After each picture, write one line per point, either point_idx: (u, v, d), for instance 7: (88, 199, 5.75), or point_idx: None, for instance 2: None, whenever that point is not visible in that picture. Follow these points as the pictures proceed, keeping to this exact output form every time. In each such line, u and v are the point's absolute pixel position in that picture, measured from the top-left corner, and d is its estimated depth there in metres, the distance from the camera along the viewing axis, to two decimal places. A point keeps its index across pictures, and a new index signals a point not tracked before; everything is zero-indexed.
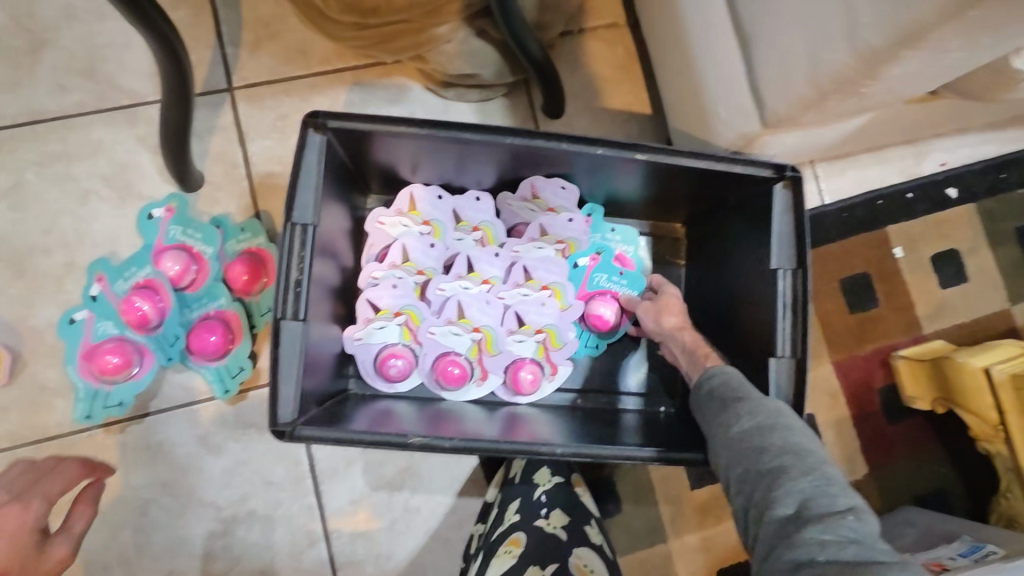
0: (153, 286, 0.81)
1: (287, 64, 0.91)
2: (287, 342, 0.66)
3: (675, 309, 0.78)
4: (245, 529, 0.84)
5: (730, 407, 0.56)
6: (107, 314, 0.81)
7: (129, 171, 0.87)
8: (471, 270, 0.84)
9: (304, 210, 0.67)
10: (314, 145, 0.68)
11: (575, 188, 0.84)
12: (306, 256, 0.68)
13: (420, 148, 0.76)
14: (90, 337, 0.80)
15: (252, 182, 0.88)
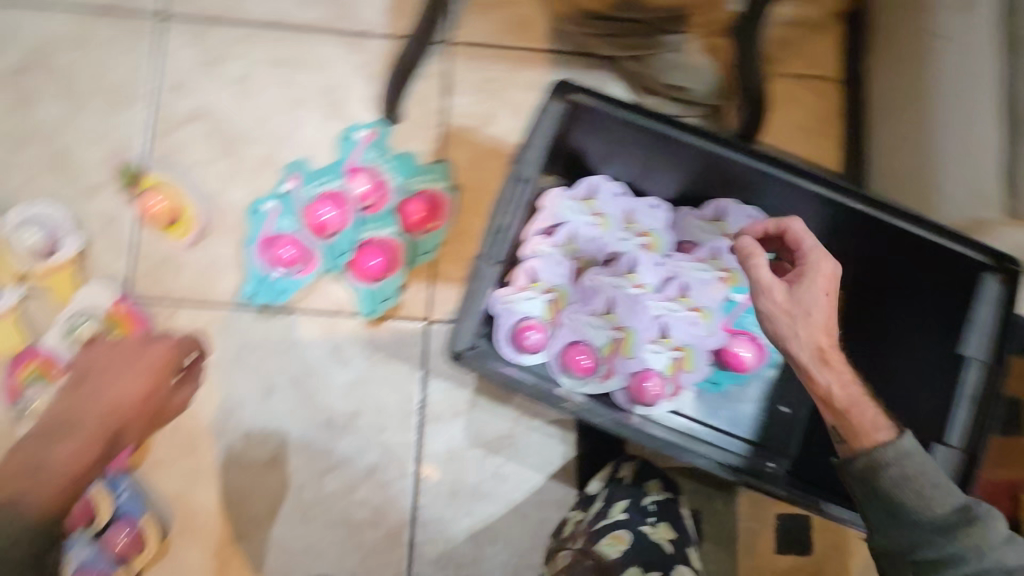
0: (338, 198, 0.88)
1: (506, 34, 0.95)
2: (479, 280, 0.77)
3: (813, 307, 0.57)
4: (348, 441, 0.89)
5: (896, 490, 0.54)
6: (290, 211, 0.89)
7: (342, 91, 0.93)
8: (629, 272, 0.85)
9: (527, 167, 0.76)
10: (549, 112, 0.74)
11: (762, 219, 0.83)
12: (515, 208, 0.77)
13: (629, 140, 0.79)
14: (272, 227, 0.88)
15: (445, 131, 0.93)
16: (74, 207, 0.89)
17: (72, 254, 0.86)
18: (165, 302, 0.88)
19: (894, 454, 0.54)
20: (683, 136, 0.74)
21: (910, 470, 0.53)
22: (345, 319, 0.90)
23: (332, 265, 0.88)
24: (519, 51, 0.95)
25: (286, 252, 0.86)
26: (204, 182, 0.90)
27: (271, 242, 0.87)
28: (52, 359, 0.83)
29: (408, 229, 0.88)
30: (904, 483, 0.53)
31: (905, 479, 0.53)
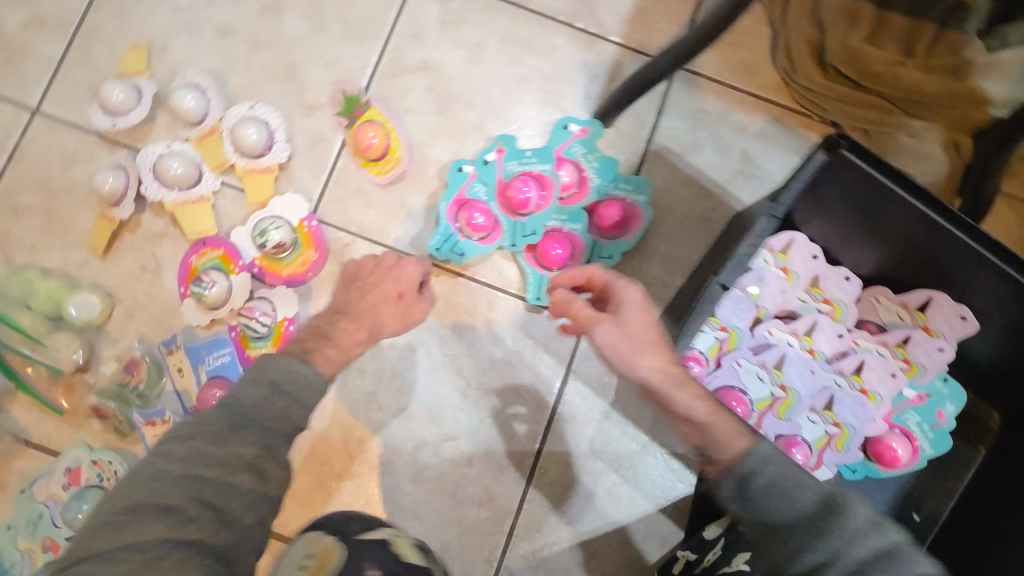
0: (540, 181, 0.88)
1: (733, 73, 0.96)
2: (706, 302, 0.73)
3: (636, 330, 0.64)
4: (476, 416, 0.89)
5: (774, 512, 0.55)
6: (488, 180, 0.89)
7: (563, 82, 0.94)
8: (807, 334, 0.86)
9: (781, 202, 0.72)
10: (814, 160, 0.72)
11: (972, 325, 0.80)
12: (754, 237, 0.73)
13: (869, 204, 0.77)
14: (467, 191, 0.89)
15: (650, 148, 0.94)
16: (288, 118, 0.91)
17: (279, 161, 0.89)
18: (346, 231, 0.89)
19: (754, 461, 0.57)
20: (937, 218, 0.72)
21: (778, 476, 0.56)
22: (508, 297, 0.91)
23: (513, 243, 0.88)
24: (742, 93, 0.95)
25: (478, 216, 0.87)
26: (413, 130, 0.92)
27: (464, 204, 0.88)
28: (235, 254, 0.85)
29: (597, 230, 0.89)
30: (771, 489, 0.56)
31: (772, 487, 0.56)
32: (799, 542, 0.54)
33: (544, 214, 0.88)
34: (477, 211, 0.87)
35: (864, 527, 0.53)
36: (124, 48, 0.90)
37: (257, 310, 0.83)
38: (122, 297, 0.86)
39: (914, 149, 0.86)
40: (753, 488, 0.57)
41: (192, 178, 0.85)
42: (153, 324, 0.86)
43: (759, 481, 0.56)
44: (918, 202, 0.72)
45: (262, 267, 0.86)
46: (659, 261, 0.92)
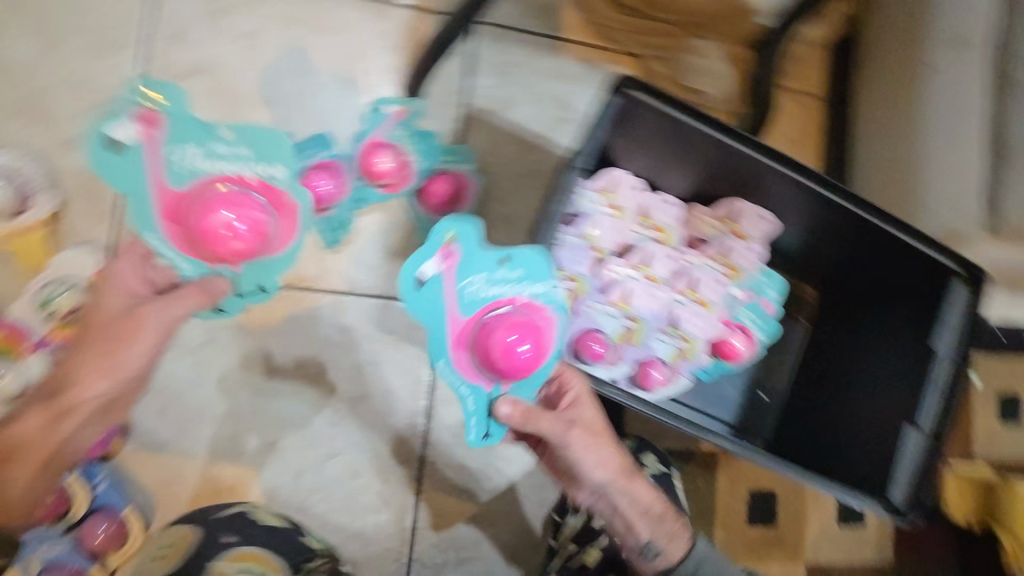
0: (333, 167, 0.83)
1: (532, 18, 0.94)
2: None
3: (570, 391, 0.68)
4: (352, 424, 0.86)
5: None
6: (187, 141, 0.69)
7: (362, 59, 0.88)
8: (643, 263, 0.89)
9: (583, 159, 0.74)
10: (609, 106, 0.72)
11: (774, 221, 0.88)
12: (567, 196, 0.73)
13: (659, 138, 0.81)
14: (169, 180, 0.67)
15: (467, 112, 0.91)
16: (53, 162, 0.79)
17: (44, 215, 0.76)
18: None
19: (696, 559, 0.67)
20: (722, 140, 0.77)
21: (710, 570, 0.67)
22: (357, 297, 0.87)
23: (333, 238, 0.84)
24: (545, 36, 0.94)
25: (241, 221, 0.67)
26: None
27: (483, 319, 0.64)
28: (22, 334, 0.74)
29: (426, 209, 0.87)
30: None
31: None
32: None
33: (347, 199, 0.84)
34: (499, 333, 0.62)
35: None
36: None
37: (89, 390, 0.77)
38: None
39: (701, 68, 0.90)
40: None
41: None
42: None
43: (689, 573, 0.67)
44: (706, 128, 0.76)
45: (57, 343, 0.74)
46: (499, 223, 0.90)
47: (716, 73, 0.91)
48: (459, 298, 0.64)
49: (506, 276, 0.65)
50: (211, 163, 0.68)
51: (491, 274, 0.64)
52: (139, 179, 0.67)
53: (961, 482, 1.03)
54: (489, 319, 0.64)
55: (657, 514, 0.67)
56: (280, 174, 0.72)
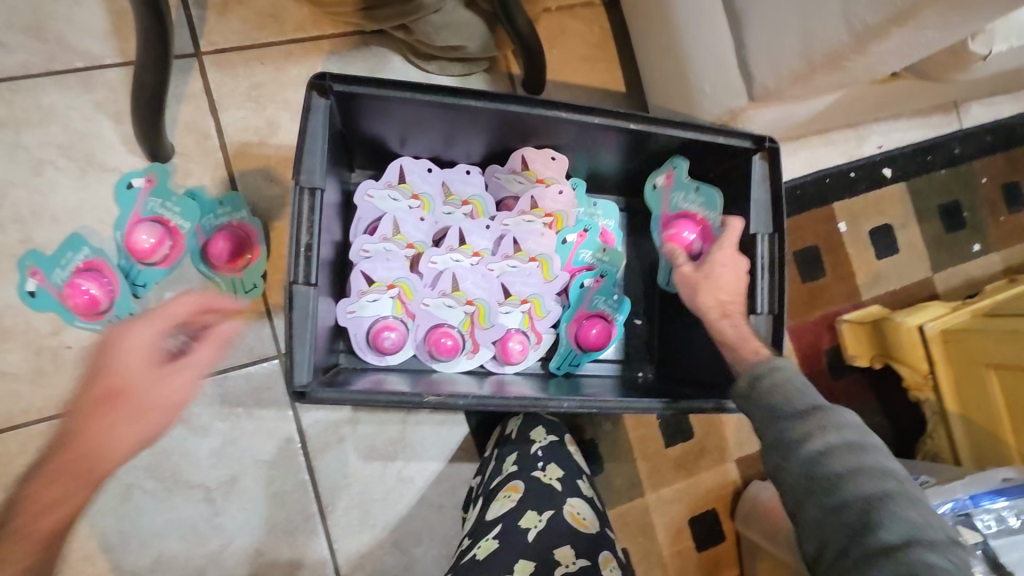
0: (97, 267, 0.77)
1: (258, 30, 0.86)
2: (298, 308, 0.62)
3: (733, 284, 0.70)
4: (234, 506, 0.82)
5: (775, 412, 0.55)
6: (680, 187, 0.83)
7: (89, 140, 0.80)
8: (463, 242, 0.86)
9: (312, 173, 0.63)
10: (319, 110, 0.64)
11: (565, 158, 0.85)
12: (315, 223, 0.64)
13: (412, 118, 0.76)
14: (666, 208, 0.85)
15: (228, 153, 0.84)
16: None
17: None
18: None
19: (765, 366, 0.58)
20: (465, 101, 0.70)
21: (785, 381, 0.57)
22: None
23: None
24: (281, 45, 0.87)
25: (686, 238, 0.81)
26: None
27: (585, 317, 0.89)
28: None
29: (215, 269, 0.80)
30: (780, 394, 0.56)
31: (777, 390, 0.56)
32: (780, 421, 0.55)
33: (124, 294, 0.78)
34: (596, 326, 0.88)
35: (810, 476, 0.51)
36: None
37: None
38: None
39: (448, 22, 0.84)
40: (760, 396, 0.57)
41: None
42: None
43: (766, 384, 0.57)
44: (442, 96, 0.69)
45: None
46: None
47: (463, 23, 0.85)
48: (668, 202, 0.85)
49: (606, 304, 0.90)
50: (694, 203, 0.83)
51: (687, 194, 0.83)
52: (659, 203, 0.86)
53: (855, 328, 1.06)
54: (681, 219, 0.83)
55: (735, 339, 0.64)
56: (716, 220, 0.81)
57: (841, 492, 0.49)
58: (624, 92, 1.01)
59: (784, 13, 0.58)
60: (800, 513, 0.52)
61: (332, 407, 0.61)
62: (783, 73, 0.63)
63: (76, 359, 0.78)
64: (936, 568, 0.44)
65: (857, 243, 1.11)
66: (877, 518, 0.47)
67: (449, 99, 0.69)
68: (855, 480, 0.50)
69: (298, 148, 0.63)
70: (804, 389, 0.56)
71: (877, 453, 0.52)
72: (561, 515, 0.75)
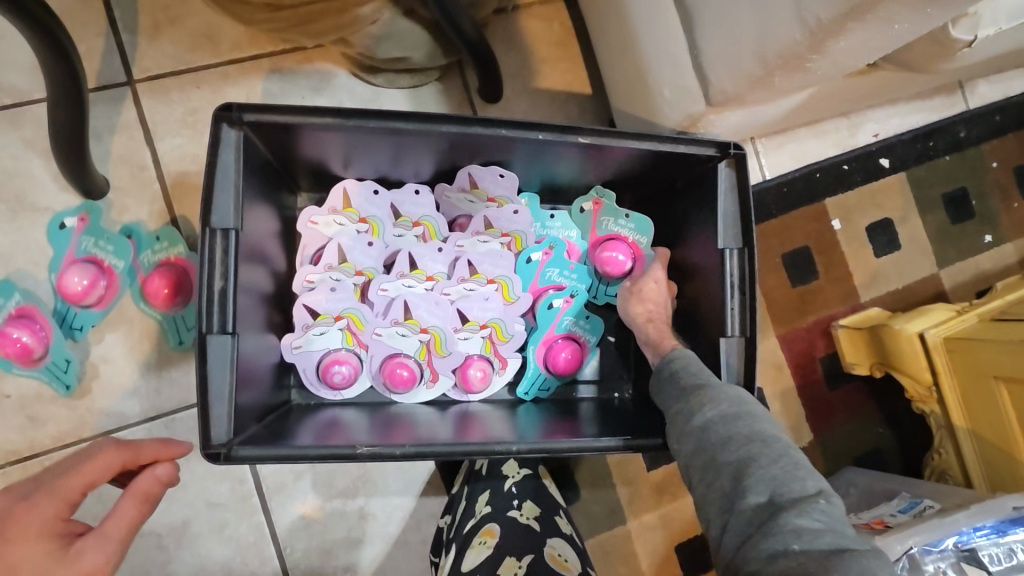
0: (29, 313, 0.75)
1: (193, 52, 0.82)
2: (215, 357, 0.60)
3: (651, 297, 0.75)
4: (189, 550, 0.80)
5: (682, 410, 0.56)
6: (611, 213, 0.84)
7: (19, 179, 0.77)
8: (414, 267, 0.81)
9: (224, 214, 0.60)
10: (230, 142, 0.61)
11: (515, 174, 0.79)
12: (230, 264, 0.61)
13: (346, 142, 0.71)
14: (595, 229, 0.84)
15: (165, 184, 0.80)
16: None
17: None
18: None
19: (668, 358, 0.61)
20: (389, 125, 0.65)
21: (683, 366, 0.59)
22: (132, 429, 0.78)
23: (65, 386, 0.76)
24: (217, 66, 0.83)
25: (622, 253, 0.81)
26: None
27: (554, 343, 0.83)
28: None
29: (156, 309, 0.77)
30: (677, 381, 0.58)
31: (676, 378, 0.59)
32: (680, 409, 0.56)
33: (58, 339, 0.75)
34: (567, 349, 0.82)
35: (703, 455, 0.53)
36: None
37: None
38: None
39: (386, 33, 0.77)
40: (663, 384, 0.60)
41: None
42: None
43: (668, 375, 0.60)
44: (366, 120, 0.64)
45: None
46: None
47: (403, 33, 0.79)
48: (596, 225, 0.84)
49: (579, 326, 0.85)
50: (620, 226, 0.83)
51: (616, 220, 0.84)
52: (585, 223, 0.85)
53: (851, 334, 0.98)
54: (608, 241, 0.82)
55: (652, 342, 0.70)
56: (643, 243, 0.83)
57: (721, 465, 0.51)
58: (589, 93, 0.94)
59: (735, 8, 0.51)
60: (694, 490, 0.53)
61: (255, 464, 0.59)
62: (739, 77, 0.56)
63: (15, 410, 0.76)
64: (802, 531, 0.44)
65: (853, 241, 1.03)
66: (746, 483, 0.49)
67: (376, 123, 0.65)
68: (757, 466, 0.49)
69: (208, 187, 0.60)
70: (701, 370, 0.58)
71: (759, 423, 0.53)
72: (541, 558, 0.69)
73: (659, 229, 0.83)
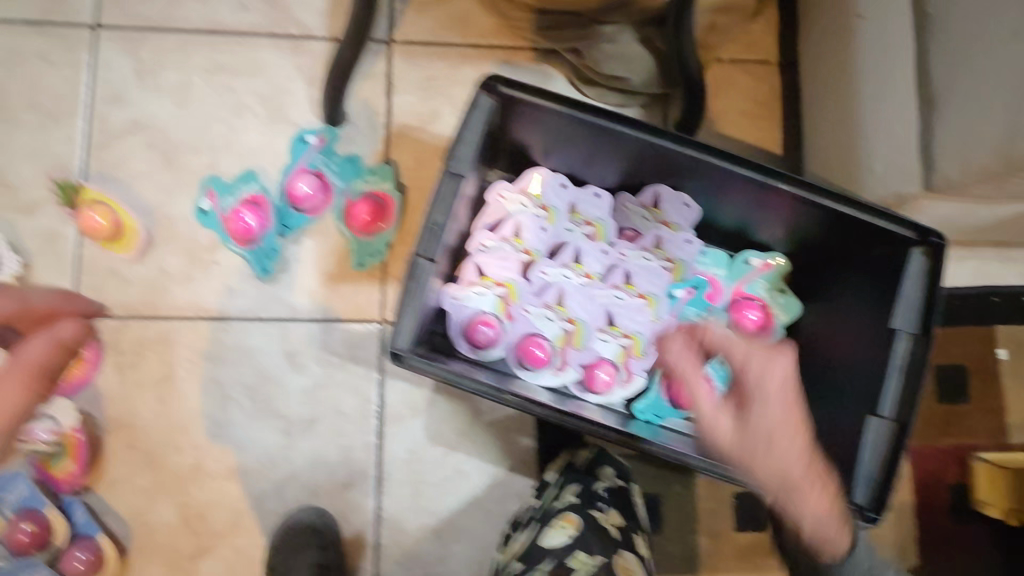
0: (258, 203, 0.88)
1: (446, 30, 0.95)
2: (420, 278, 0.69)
3: (778, 382, 0.64)
4: (306, 444, 0.88)
5: None
6: (767, 279, 0.87)
7: (284, 95, 0.92)
8: (577, 261, 0.85)
9: (464, 160, 0.71)
10: (485, 105, 0.72)
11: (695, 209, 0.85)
12: (454, 204, 0.71)
13: (562, 135, 0.80)
14: (744, 284, 0.87)
15: (390, 131, 0.93)
16: (13, 226, 0.87)
17: (16, 272, 0.85)
18: (115, 315, 0.87)
19: None
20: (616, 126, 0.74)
21: None
22: (299, 324, 0.90)
23: (263, 270, 0.88)
24: (461, 46, 0.95)
25: (757, 313, 0.85)
26: (148, 195, 0.89)
27: None
28: None
29: (356, 231, 0.89)
30: None
31: None
32: None
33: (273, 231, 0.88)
34: None
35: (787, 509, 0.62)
36: None
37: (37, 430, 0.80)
38: None
39: (617, 53, 0.86)
40: None
41: None
42: None
43: None
44: (599, 117, 0.74)
45: None
46: None
47: (631, 56, 0.86)
48: (746, 280, 0.87)
49: (712, 368, 0.86)
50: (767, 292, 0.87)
51: (769, 288, 0.87)
52: (741, 274, 0.87)
53: (991, 471, 0.93)
54: (747, 300, 0.85)
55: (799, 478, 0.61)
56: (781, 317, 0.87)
57: None
58: (778, 155, 0.97)
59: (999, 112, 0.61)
60: None
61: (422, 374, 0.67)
62: (972, 169, 0.63)
63: (218, 277, 0.89)
64: None
65: (1017, 376, 0.97)
66: None
67: (605, 121, 0.75)
68: None
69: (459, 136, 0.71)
70: None
71: None
72: (613, 568, 0.71)
73: (816, 298, 0.85)
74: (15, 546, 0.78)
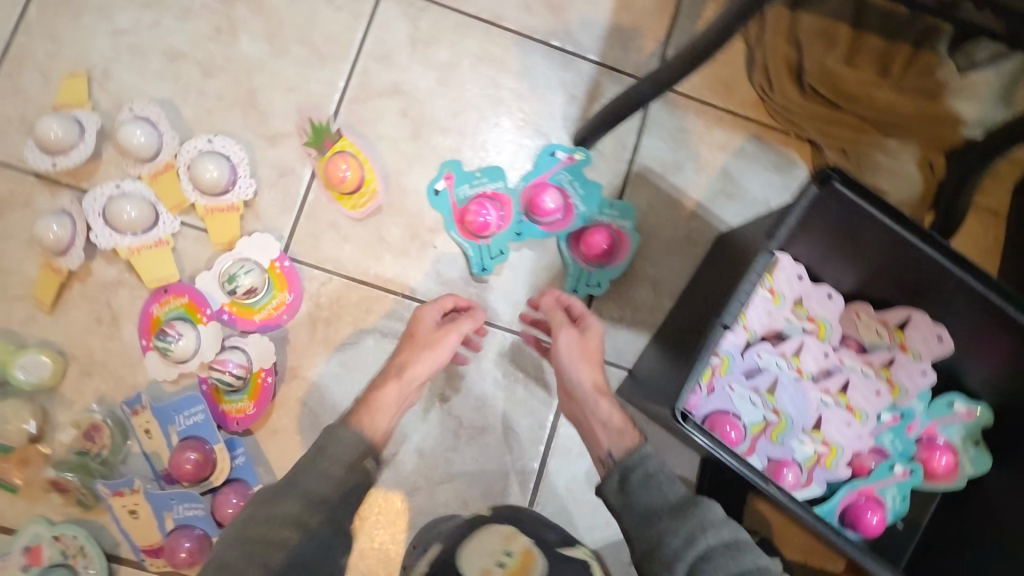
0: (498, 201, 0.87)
1: (708, 90, 0.95)
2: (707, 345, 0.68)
3: (592, 351, 0.73)
4: (471, 452, 0.86)
5: None
6: (964, 428, 0.86)
7: (542, 104, 0.92)
8: (796, 355, 0.85)
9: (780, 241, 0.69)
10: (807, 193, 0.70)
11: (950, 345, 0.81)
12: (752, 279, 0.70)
13: (842, 235, 0.77)
14: (937, 425, 0.86)
15: (632, 170, 0.93)
16: (252, 151, 0.85)
17: (244, 198, 0.82)
18: (322, 268, 0.85)
19: None
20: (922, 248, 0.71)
21: None
22: (498, 330, 0.88)
23: (481, 268, 0.86)
24: (719, 109, 0.95)
25: (945, 459, 0.84)
26: (387, 159, 0.87)
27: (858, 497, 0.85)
28: (202, 302, 0.79)
29: (584, 259, 0.87)
30: None
31: None
32: None
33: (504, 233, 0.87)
34: (872, 512, 0.83)
35: (670, 488, 0.58)
36: (58, 76, 0.82)
37: (230, 360, 0.77)
38: (77, 353, 0.79)
39: (890, 166, 0.84)
40: None
41: (148, 221, 0.79)
42: (113, 382, 0.79)
43: None
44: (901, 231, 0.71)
45: (232, 314, 0.81)
46: (646, 286, 0.91)
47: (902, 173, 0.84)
48: (940, 422, 0.86)
49: (892, 499, 0.85)
50: (958, 441, 0.86)
51: (962, 437, 0.86)
52: (938, 415, 0.86)
53: None
54: (933, 443, 0.86)
55: (615, 428, 0.66)
56: (966, 469, 0.85)
57: None
58: None
59: None
60: None
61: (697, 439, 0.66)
62: None
63: (433, 260, 0.87)
64: None
65: None
66: None
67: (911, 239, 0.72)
68: None
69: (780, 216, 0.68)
70: None
71: None
72: None
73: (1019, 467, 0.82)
74: (178, 474, 0.75)
